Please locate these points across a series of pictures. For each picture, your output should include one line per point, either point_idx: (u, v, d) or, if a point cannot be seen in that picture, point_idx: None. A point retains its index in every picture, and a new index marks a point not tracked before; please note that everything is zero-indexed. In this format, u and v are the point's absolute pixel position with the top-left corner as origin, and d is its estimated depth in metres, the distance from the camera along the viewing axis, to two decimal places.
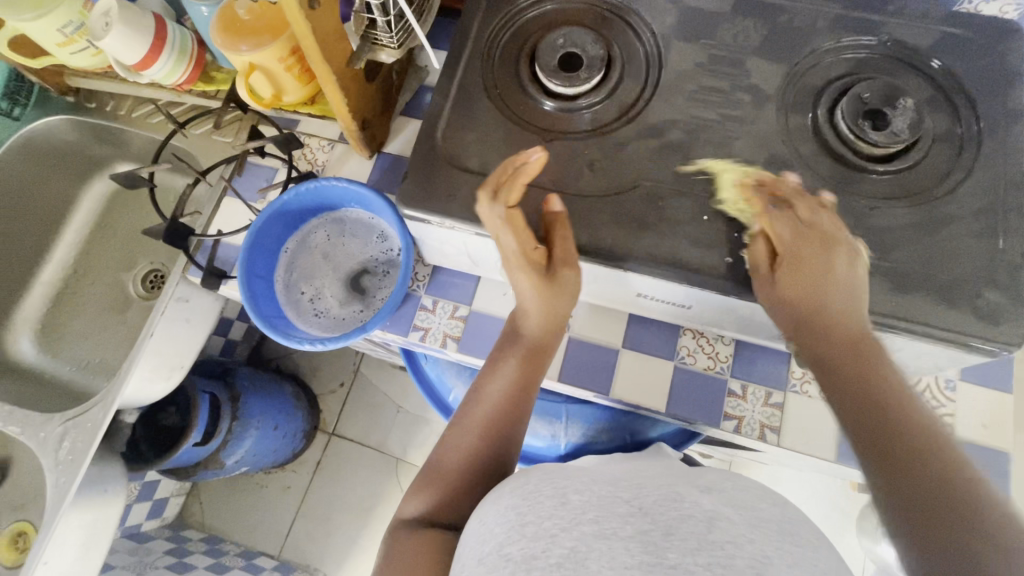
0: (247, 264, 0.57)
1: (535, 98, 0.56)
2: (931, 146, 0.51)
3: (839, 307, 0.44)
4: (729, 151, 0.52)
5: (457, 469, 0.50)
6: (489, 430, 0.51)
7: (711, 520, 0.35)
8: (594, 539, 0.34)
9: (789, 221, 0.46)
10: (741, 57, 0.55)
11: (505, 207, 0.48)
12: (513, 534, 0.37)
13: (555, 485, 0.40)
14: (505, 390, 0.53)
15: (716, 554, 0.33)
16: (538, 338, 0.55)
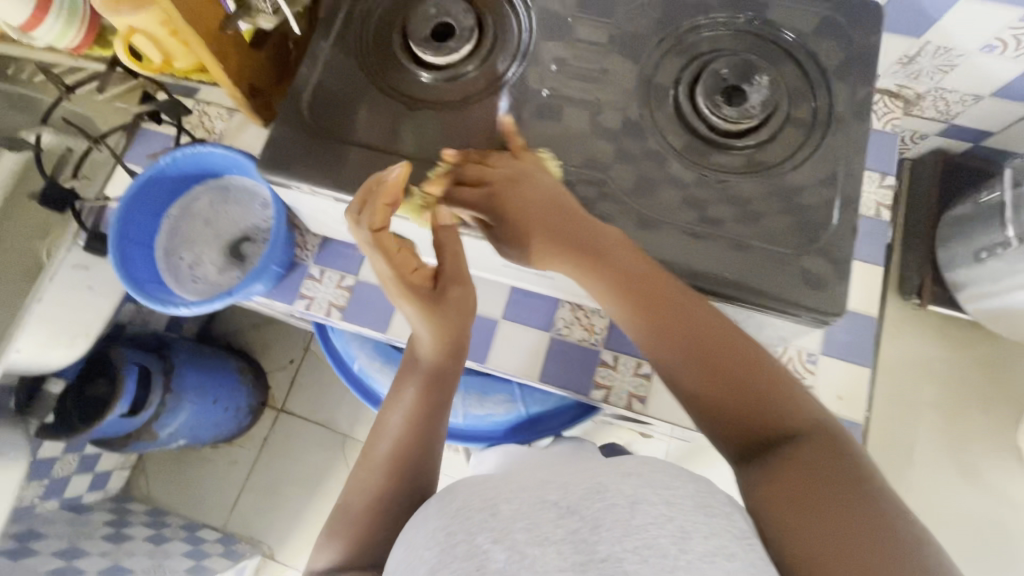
0: (120, 229, 0.56)
1: (407, 68, 0.55)
2: (786, 121, 0.52)
3: (715, 336, 0.44)
4: (594, 124, 0.53)
5: (369, 507, 0.51)
6: (395, 463, 0.52)
7: (633, 503, 0.34)
8: (524, 548, 0.33)
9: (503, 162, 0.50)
10: (610, 30, 0.56)
11: (369, 230, 0.49)
12: (444, 558, 0.35)
13: (485, 493, 0.37)
14: (404, 418, 0.54)
15: (642, 538, 0.32)
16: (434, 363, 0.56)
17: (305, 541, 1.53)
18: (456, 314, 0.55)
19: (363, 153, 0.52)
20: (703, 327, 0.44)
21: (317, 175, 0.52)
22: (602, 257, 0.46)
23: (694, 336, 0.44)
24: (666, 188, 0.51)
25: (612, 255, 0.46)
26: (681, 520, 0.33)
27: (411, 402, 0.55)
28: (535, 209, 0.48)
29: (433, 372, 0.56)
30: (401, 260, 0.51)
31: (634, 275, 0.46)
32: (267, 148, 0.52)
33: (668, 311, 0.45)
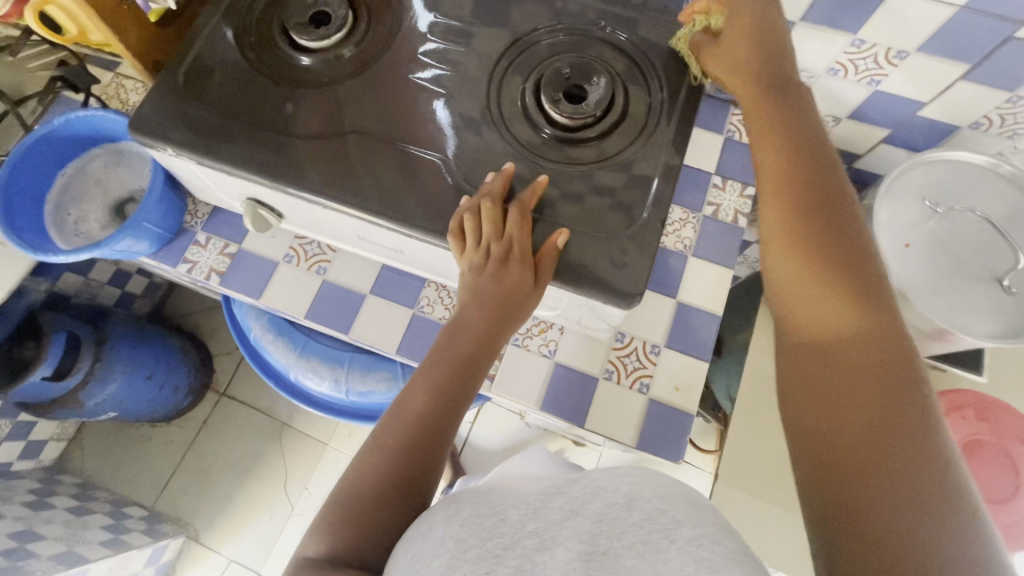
0: (9, 180, 0.60)
1: (284, 50, 0.60)
2: (620, 121, 0.57)
3: (843, 215, 0.46)
4: (447, 111, 0.58)
5: (375, 494, 0.47)
6: (416, 453, 0.49)
7: (631, 501, 0.36)
8: (534, 555, 0.34)
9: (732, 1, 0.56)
10: (469, 31, 0.61)
11: (516, 203, 0.52)
12: (455, 562, 0.35)
13: (493, 502, 0.40)
14: (426, 402, 0.52)
15: (639, 533, 0.34)
16: (473, 351, 0.54)
17: (233, 525, 1.54)
18: (493, 311, 0.53)
19: (230, 121, 0.57)
20: (833, 200, 0.47)
21: (181, 137, 0.56)
22: (766, 93, 0.53)
23: (826, 200, 0.47)
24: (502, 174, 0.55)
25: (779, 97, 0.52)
26: (674, 511, 0.35)
27: (440, 382, 0.52)
28: (759, 77, 0.54)
29: (469, 360, 0.54)
30: (517, 231, 0.52)
31: (791, 126, 0.51)
32: (143, 113, 0.57)
33: (813, 177, 0.48)
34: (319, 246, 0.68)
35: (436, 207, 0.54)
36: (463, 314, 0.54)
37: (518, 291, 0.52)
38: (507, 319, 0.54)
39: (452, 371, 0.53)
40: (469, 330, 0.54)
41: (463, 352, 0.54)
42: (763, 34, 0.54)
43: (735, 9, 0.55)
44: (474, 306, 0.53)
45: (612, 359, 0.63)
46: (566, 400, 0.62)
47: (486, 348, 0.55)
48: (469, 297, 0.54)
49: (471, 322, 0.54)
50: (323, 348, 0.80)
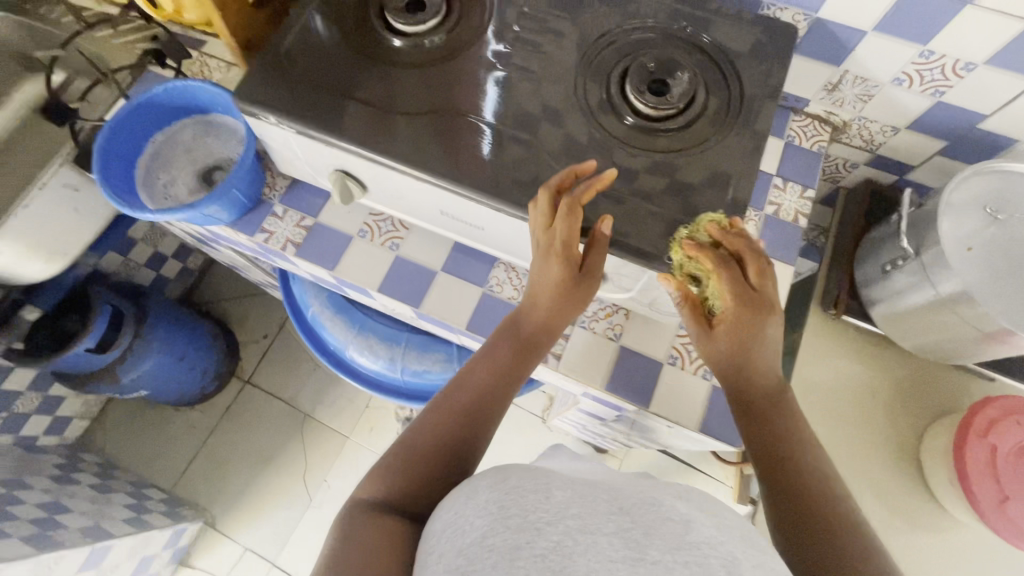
0: (106, 141, 0.62)
1: (380, 32, 0.64)
2: (701, 114, 0.60)
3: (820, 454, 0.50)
4: (535, 96, 0.60)
5: (433, 455, 0.50)
6: (471, 423, 0.53)
7: (688, 522, 0.37)
8: (578, 534, 0.35)
9: (733, 278, 0.51)
10: (556, 24, 0.64)
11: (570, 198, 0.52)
12: (496, 527, 0.36)
13: (534, 479, 0.41)
14: (482, 378, 0.56)
15: (692, 553, 0.34)
16: (533, 338, 0.58)
17: (250, 513, 1.54)
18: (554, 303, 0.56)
19: (331, 95, 0.59)
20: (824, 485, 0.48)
21: (285, 107, 0.58)
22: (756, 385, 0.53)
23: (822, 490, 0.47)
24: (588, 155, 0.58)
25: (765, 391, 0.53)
26: (730, 547, 0.36)
27: (500, 365, 0.57)
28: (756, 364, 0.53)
29: (527, 346, 0.58)
30: (570, 228, 0.52)
31: (780, 409, 0.53)
32: (247, 84, 0.59)
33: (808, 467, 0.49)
34: (392, 224, 0.71)
35: (527, 184, 0.56)
36: (530, 298, 0.58)
37: (583, 278, 0.55)
38: (567, 308, 0.57)
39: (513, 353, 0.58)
40: (535, 316, 0.58)
41: (524, 336, 0.58)
42: (755, 337, 0.51)
43: (747, 297, 0.51)
44: (541, 293, 0.56)
45: (677, 345, 0.65)
46: (632, 382, 0.64)
47: (543, 338, 0.58)
48: (539, 283, 0.56)
49: (539, 305, 0.57)
50: (380, 327, 0.82)
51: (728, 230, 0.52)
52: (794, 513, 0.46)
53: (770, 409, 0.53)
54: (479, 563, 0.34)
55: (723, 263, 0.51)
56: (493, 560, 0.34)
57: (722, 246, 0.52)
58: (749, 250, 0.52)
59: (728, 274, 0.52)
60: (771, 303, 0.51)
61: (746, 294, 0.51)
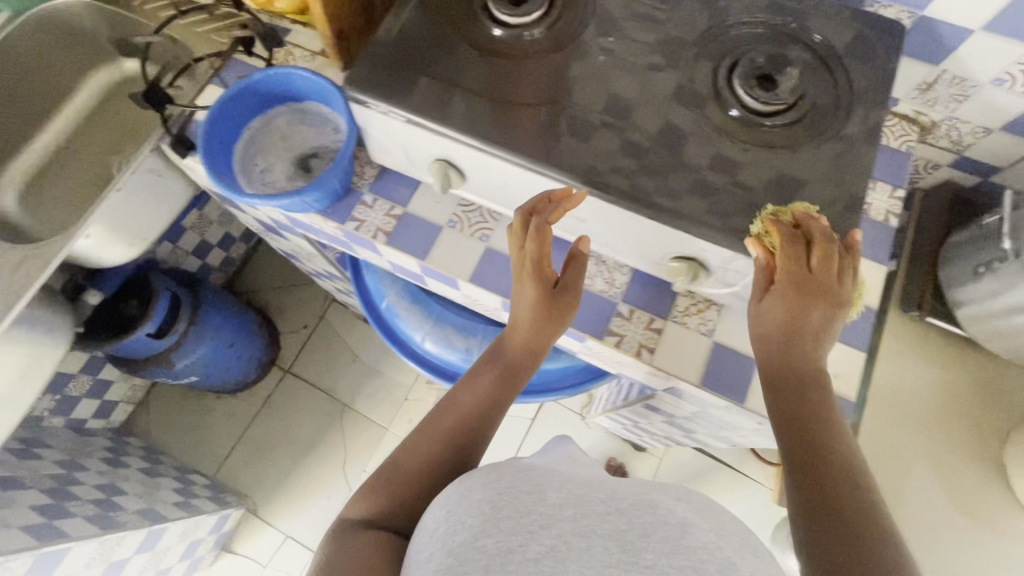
0: (209, 127, 0.64)
1: (484, 23, 0.64)
2: (810, 110, 0.59)
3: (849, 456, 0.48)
4: (642, 89, 0.60)
5: (421, 470, 0.57)
6: (455, 442, 0.60)
7: (684, 526, 0.41)
8: (571, 539, 0.39)
9: (798, 256, 0.51)
10: (659, 18, 0.64)
11: (545, 221, 0.57)
12: (488, 528, 0.40)
13: (531, 479, 0.44)
14: (471, 401, 0.63)
15: (689, 558, 0.38)
16: (514, 360, 0.65)
17: (291, 501, 1.55)
18: (532, 325, 0.62)
19: (438, 84, 0.60)
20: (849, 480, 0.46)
21: (394, 96, 0.59)
22: (795, 370, 0.53)
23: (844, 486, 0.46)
24: (698, 149, 0.58)
25: (805, 378, 0.53)
26: (727, 549, 0.40)
27: (487, 387, 0.64)
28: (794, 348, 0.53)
29: (511, 368, 0.65)
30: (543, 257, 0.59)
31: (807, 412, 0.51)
32: (357, 71, 0.60)
33: (836, 461, 0.48)
34: (482, 215, 0.71)
35: (638, 175, 0.56)
36: (513, 323, 0.64)
37: (556, 305, 0.61)
38: (547, 328, 0.63)
39: (496, 376, 0.64)
40: (516, 339, 0.64)
41: (507, 360, 0.65)
42: (804, 317, 0.52)
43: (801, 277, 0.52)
44: (520, 318, 0.63)
45: None
46: (727, 378, 0.64)
47: (524, 358, 0.65)
48: (516, 305, 0.63)
49: (520, 328, 0.63)
50: (457, 318, 0.83)
51: (811, 216, 0.52)
52: (816, 513, 0.45)
53: (805, 400, 0.52)
54: (470, 562, 0.38)
55: (791, 241, 0.51)
56: (484, 562, 0.38)
57: (798, 229, 0.52)
58: (823, 235, 0.51)
59: (794, 252, 0.51)
60: (826, 291, 0.52)
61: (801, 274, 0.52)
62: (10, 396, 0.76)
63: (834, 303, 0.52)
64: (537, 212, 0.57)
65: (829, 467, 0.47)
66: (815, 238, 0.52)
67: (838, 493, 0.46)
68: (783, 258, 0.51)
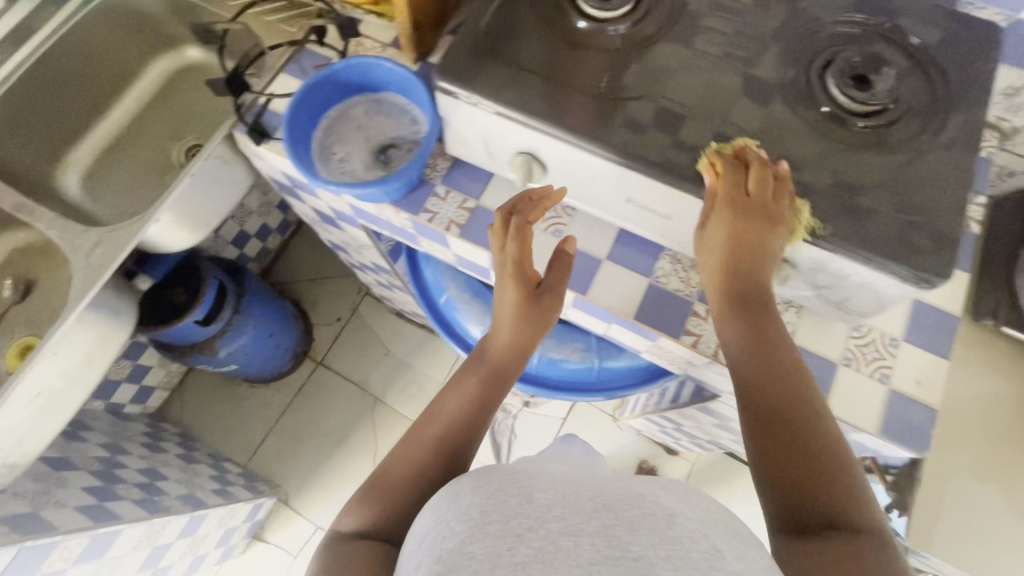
0: (292, 115, 0.64)
1: (571, 16, 0.63)
2: (905, 112, 0.58)
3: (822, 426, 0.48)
4: (733, 87, 0.60)
5: (406, 480, 0.54)
6: (443, 450, 0.57)
7: (671, 516, 0.37)
8: (559, 539, 0.35)
9: (739, 184, 0.54)
10: (746, 17, 0.63)
11: (523, 219, 0.60)
12: (476, 533, 0.36)
13: (519, 484, 0.40)
14: (460, 406, 0.60)
15: (676, 547, 0.35)
16: (501, 363, 0.63)
17: (322, 492, 1.56)
18: (516, 323, 0.61)
19: (527, 78, 0.60)
20: (818, 450, 0.46)
21: (484, 87, 0.59)
22: (740, 297, 0.55)
23: (821, 463, 0.46)
24: (793, 148, 0.57)
25: (750, 303, 0.55)
26: (715, 539, 0.36)
27: (471, 391, 0.61)
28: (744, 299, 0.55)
29: (496, 371, 0.63)
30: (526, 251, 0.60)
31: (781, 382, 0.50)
32: (446, 62, 0.60)
33: (806, 420, 0.48)
34: (556, 211, 0.71)
35: (733, 172, 0.55)
36: (496, 325, 0.63)
37: (539, 302, 0.61)
38: (532, 325, 0.62)
39: (482, 379, 0.62)
40: (501, 340, 0.63)
41: (491, 363, 0.63)
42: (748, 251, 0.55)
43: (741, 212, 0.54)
44: (504, 317, 0.62)
45: (852, 346, 0.64)
46: None
47: (511, 360, 0.63)
48: (500, 305, 0.62)
49: (504, 328, 0.62)
50: None
51: (748, 149, 0.56)
52: (795, 498, 0.45)
53: (752, 332, 0.54)
54: (458, 570, 0.35)
55: (732, 172, 0.54)
56: (472, 569, 0.34)
57: (737, 162, 0.55)
58: (758, 163, 0.54)
59: (735, 181, 0.54)
60: (763, 216, 0.54)
61: (740, 201, 0.54)
62: (77, 377, 0.77)
63: (781, 229, 0.53)
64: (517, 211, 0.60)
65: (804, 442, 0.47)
66: (753, 162, 0.55)
67: (813, 468, 0.46)
68: (723, 184, 0.54)
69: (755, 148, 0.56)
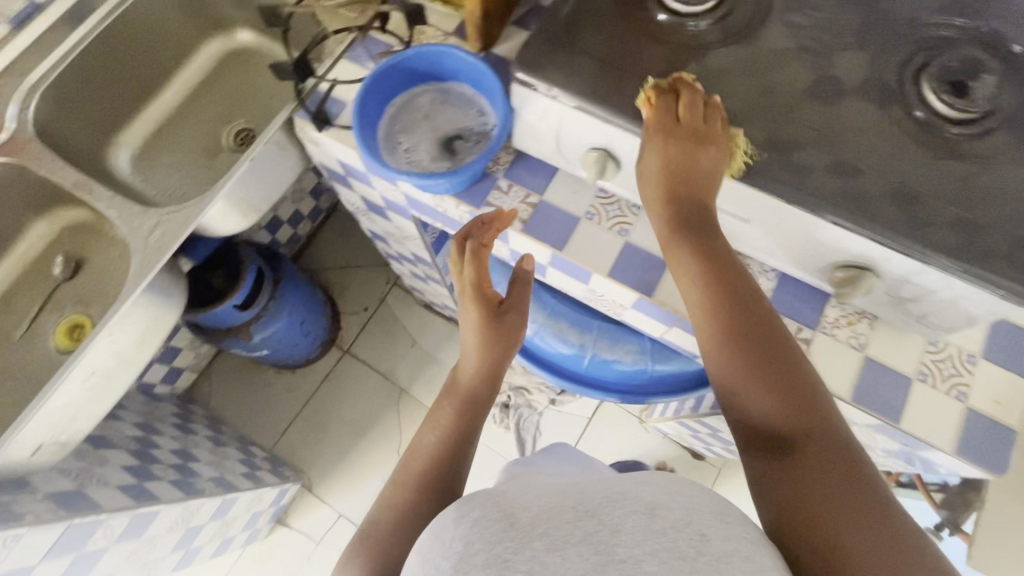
0: (361, 102, 0.63)
1: (652, 10, 0.61)
2: (1004, 121, 0.55)
3: (778, 359, 0.51)
4: (823, 89, 0.57)
5: (395, 524, 0.56)
6: (426, 486, 0.58)
7: (653, 510, 0.39)
8: (545, 557, 0.36)
9: (669, 113, 0.55)
10: (835, 16, 0.61)
11: (476, 246, 0.63)
12: (463, 565, 0.38)
13: (502, 506, 0.41)
14: (436, 440, 0.63)
15: (660, 541, 0.37)
16: (472, 388, 0.65)
17: (345, 480, 1.56)
18: (480, 346, 0.64)
19: (606, 72, 0.58)
20: (781, 371, 0.50)
21: (563, 81, 0.57)
22: (687, 219, 0.57)
23: (776, 395, 0.49)
24: (886, 154, 0.54)
25: (692, 224, 0.57)
26: (699, 524, 0.38)
27: (447, 419, 0.64)
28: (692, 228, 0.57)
29: (469, 395, 0.65)
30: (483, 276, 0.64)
31: (736, 321, 0.53)
32: (526, 53, 0.59)
33: (763, 341, 0.52)
34: (621, 209, 0.69)
35: (822, 177, 0.53)
36: (463, 355, 0.66)
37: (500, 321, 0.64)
38: (498, 346, 0.65)
39: (455, 408, 0.65)
40: (470, 364, 0.65)
41: (463, 390, 0.66)
42: (683, 174, 0.56)
43: (674, 141, 0.55)
44: (470, 342, 0.65)
45: (927, 361, 0.62)
46: (881, 396, 0.61)
47: (484, 384, 0.65)
48: (466, 331, 0.66)
49: (471, 352, 0.65)
50: (570, 312, 0.82)
51: (680, 80, 0.57)
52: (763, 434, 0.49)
53: (699, 256, 0.55)
54: None
55: (660, 102, 0.56)
56: None
57: (666, 91, 0.57)
58: (688, 93, 0.56)
59: (666, 110, 0.56)
60: (694, 139, 0.55)
61: (670, 127, 0.55)
62: (130, 357, 0.77)
63: (718, 149, 0.55)
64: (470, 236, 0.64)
65: (762, 380, 0.50)
66: (683, 90, 0.56)
67: (773, 406, 0.49)
68: (653, 112, 0.56)
69: (693, 80, 0.57)
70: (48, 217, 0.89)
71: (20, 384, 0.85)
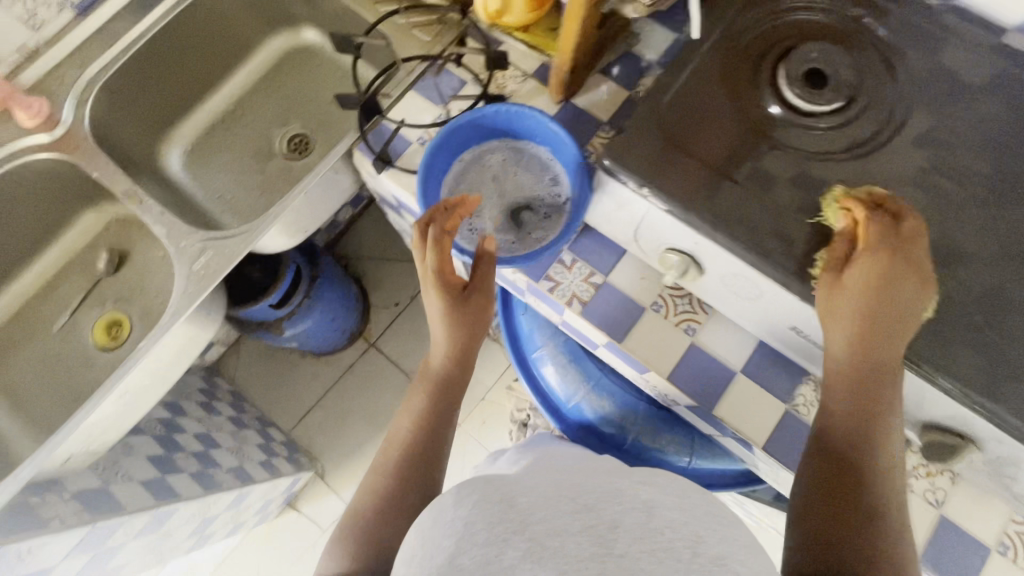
0: (430, 161, 0.59)
1: (766, 100, 0.53)
2: None
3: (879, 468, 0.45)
4: (960, 222, 0.49)
5: (374, 516, 0.52)
6: (402, 475, 0.54)
7: (650, 506, 0.30)
8: (544, 541, 0.28)
9: (886, 234, 0.46)
10: (986, 130, 0.51)
11: (438, 230, 0.55)
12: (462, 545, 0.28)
13: (502, 487, 0.32)
14: (412, 427, 0.58)
15: (656, 540, 0.28)
16: (445, 373, 0.60)
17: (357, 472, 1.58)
18: (446, 330, 0.58)
19: (709, 171, 0.51)
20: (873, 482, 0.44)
21: (656, 175, 0.50)
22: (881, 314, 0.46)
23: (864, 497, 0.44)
24: None
25: (879, 363, 0.46)
26: (694, 524, 0.29)
27: (420, 408, 0.59)
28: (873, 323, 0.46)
29: (443, 381, 0.60)
30: (445, 261, 0.56)
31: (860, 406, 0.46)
32: (620, 138, 0.52)
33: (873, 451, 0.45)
34: (691, 304, 0.63)
35: (947, 338, 0.45)
36: (432, 343, 0.60)
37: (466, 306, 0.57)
38: (469, 330, 0.59)
39: (429, 394, 0.59)
40: (439, 350, 0.59)
41: (436, 376, 0.60)
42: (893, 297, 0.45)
43: (888, 259, 0.45)
44: (436, 329, 0.59)
45: (1011, 533, 0.56)
46: (951, 562, 0.56)
47: (458, 369, 0.60)
48: (433, 318, 0.59)
49: (439, 340, 0.59)
50: (615, 389, 0.77)
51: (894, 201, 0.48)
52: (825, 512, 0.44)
53: (876, 339, 0.46)
54: None
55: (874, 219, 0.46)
56: None
57: (888, 207, 0.47)
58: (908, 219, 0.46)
59: (883, 228, 0.46)
60: (921, 271, 0.45)
61: (891, 246, 0.46)
62: (164, 375, 0.76)
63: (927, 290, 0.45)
64: (432, 221, 0.55)
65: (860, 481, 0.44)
66: (901, 214, 0.47)
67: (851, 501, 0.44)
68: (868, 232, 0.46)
69: (676, 116, 0.53)
70: (97, 209, 0.88)
71: (56, 377, 0.85)
